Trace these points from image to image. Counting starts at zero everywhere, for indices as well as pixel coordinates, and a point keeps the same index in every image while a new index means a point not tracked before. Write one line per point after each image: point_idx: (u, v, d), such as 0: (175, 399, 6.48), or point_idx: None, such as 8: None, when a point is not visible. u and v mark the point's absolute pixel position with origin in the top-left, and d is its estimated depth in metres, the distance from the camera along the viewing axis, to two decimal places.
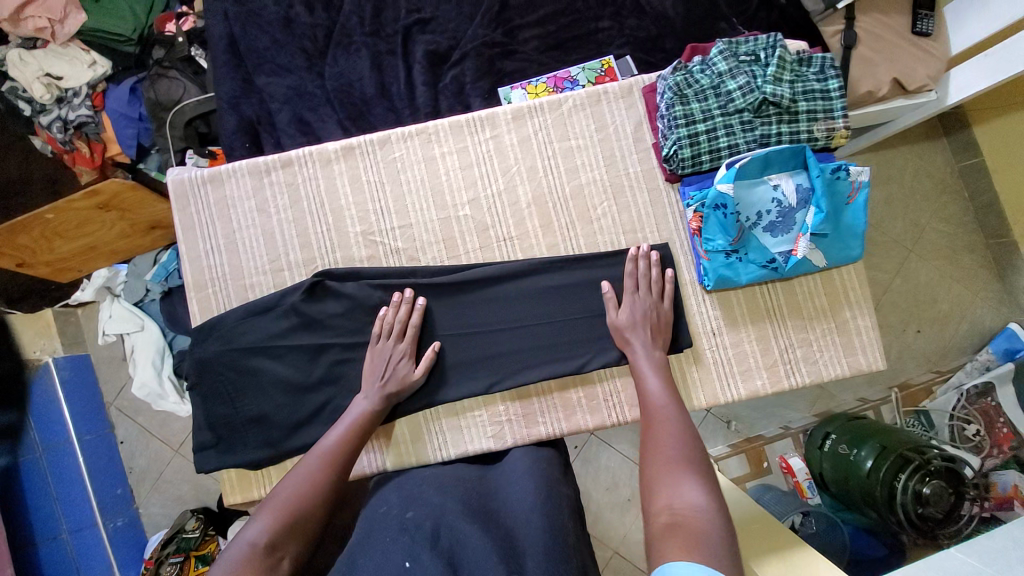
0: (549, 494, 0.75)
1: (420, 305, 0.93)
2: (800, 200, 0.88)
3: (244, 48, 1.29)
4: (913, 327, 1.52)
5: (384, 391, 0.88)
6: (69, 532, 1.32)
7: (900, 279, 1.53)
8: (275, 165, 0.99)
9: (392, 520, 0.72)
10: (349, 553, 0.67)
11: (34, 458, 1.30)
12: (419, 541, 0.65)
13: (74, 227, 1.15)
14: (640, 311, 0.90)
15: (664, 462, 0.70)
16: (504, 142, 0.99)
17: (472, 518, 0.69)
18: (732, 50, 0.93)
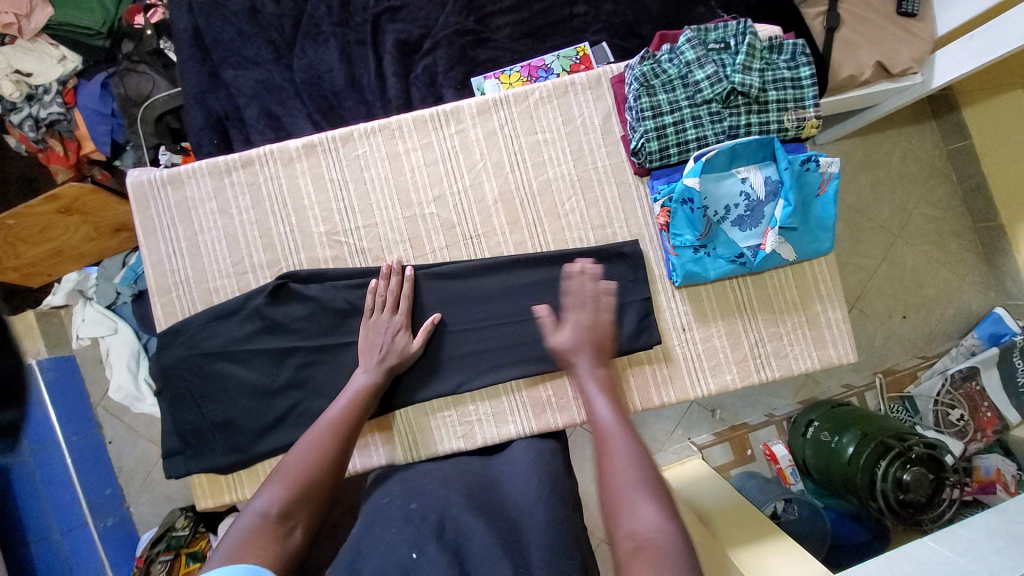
0: (554, 486, 0.77)
1: (409, 276, 0.93)
2: (768, 193, 0.87)
3: (210, 41, 1.25)
4: (899, 313, 1.51)
5: (382, 364, 0.87)
6: (60, 533, 1.33)
7: (887, 265, 1.51)
8: (236, 164, 0.97)
9: (393, 511, 0.73)
10: (352, 544, 0.68)
11: (22, 461, 1.31)
12: (423, 531, 0.66)
13: (37, 233, 1.13)
14: (581, 327, 0.80)
15: (620, 495, 0.61)
16: (469, 137, 0.97)
17: (476, 510, 0.70)
18: (700, 38, 0.91)
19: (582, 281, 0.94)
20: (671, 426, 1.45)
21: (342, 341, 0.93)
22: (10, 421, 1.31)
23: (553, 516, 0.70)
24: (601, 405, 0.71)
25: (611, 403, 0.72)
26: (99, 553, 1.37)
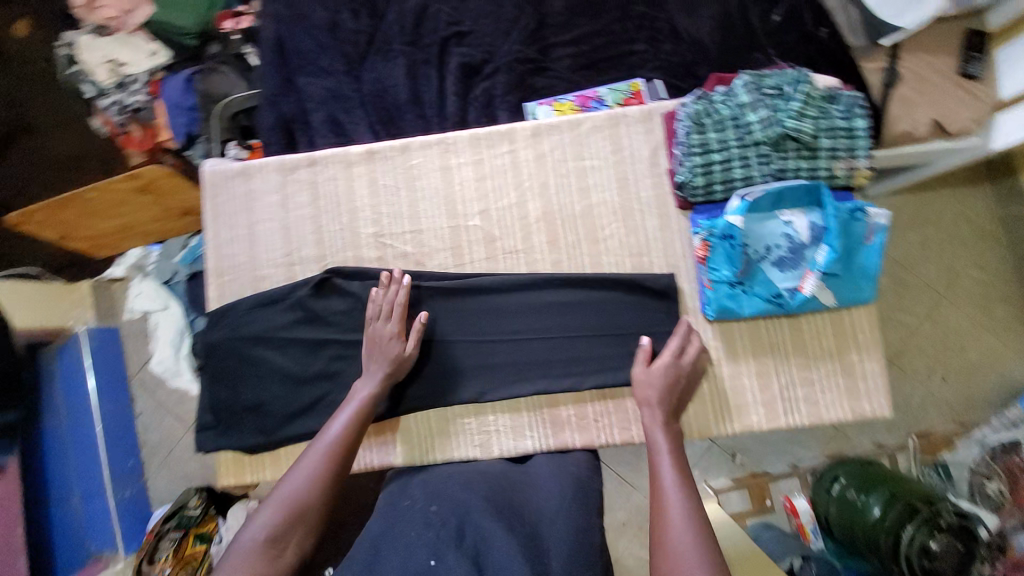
0: (576, 496, 0.82)
1: (405, 283, 0.93)
2: (812, 238, 0.86)
3: (290, 50, 1.35)
4: (938, 374, 1.44)
5: (382, 370, 0.90)
6: (78, 498, 1.44)
7: (930, 323, 1.46)
8: (302, 164, 1.04)
9: (415, 512, 0.77)
10: (371, 542, 0.74)
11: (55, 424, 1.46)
12: (442, 537, 0.70)
13: (111, 207, 1.21)
14: (668, 375, 0.88)
15: (675, 558, 0.69)
16: (519, 156, 1.01)
17: (496, 516, 0.73)
18: (757, 83, 0.93)
19: (612, 305, 0.95)
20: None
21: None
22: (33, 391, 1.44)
23: (576, 531, 0.74)
24: (666, 467, 0.80)
25: (676, 466, 0.80)
26: (112, 525, 1.46)
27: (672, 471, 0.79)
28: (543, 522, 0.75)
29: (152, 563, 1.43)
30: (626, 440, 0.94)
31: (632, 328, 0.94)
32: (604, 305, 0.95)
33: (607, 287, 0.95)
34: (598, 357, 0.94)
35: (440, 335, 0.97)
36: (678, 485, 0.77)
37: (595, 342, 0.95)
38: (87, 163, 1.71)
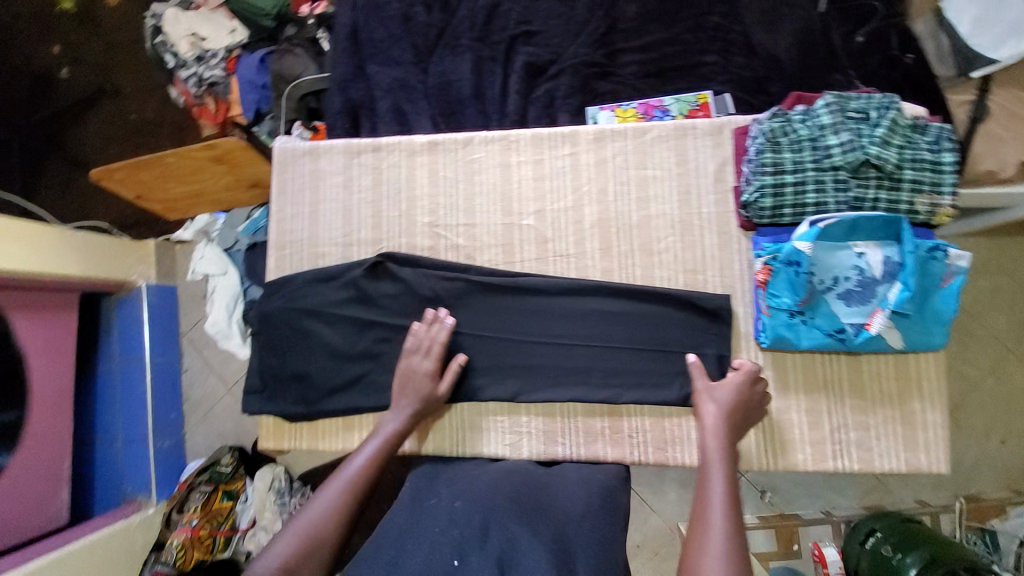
0: (604, 504, 0.82)
1: (448, 324, 0.94)
2: (885, 273, 0.82)
3: (363, 38, 1.40)
4: (997, 436, 1.34)
5: (412, 406, 0.92)
6: (121, 442, 1.61)
7: (993, 379, 1.36)
8: (367, 148, 1.07)
9: (440, 509, 0.77)
10: (397, 536, 0.73)
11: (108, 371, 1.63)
12: (467, 536, 0.70)
13: (187, 174, 1.27)
14: (729, 396, 0.85)
15: None
16: (581, 160, 1.00)
17: (520, 519, 0.73)
18: (839, 105, 0.89)
19: (660, 320, 0.93)
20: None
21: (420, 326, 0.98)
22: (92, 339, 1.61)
23: (603, 536, 0.75)
24: (716, 487, 0.76)
25: (727, 489, 0.76)
26: (149, 468, 1.61)
27: (722, 494, 0.75)
28: (573, 525, 0.75)
29: (181, 512, 1.52)
30: (660, 460, 0.92)
31: (678, 347, 0.92)
32: (651, 320, 0.93)
33: (656, 302, 0.93)
34: (639, 372, 0.92)
35: (481, 331, 0.98)
36: (726, 511, 0.73)
37: (639, 356, 0.93)
38: (163, 129, 1.82)
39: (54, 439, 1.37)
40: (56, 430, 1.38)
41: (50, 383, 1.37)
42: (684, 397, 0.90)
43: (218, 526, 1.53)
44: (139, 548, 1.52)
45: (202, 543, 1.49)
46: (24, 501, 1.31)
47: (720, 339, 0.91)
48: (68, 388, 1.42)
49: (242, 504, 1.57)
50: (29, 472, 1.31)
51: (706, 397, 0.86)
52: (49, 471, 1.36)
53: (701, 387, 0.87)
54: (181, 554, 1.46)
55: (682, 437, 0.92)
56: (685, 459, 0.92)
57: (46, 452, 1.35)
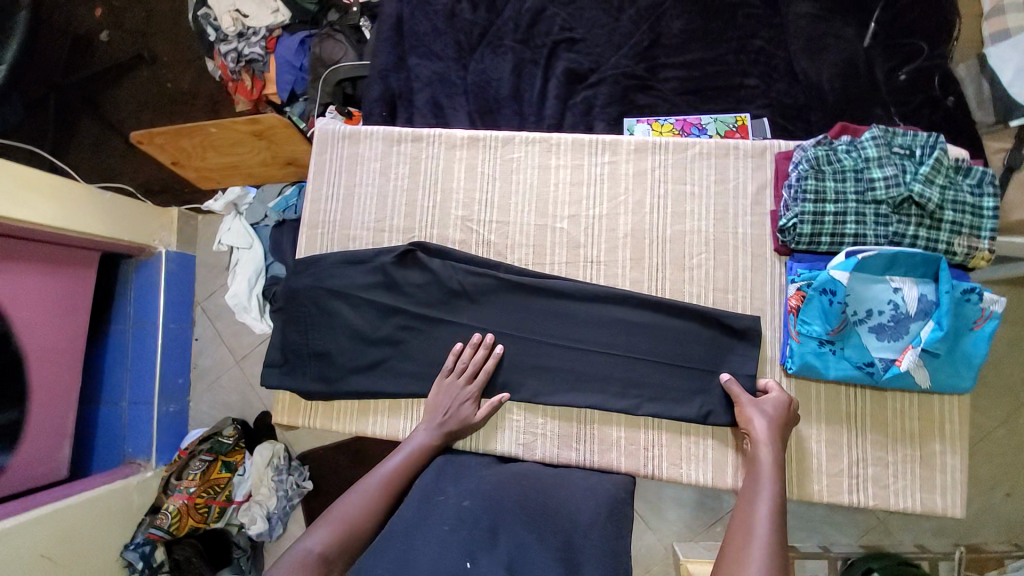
0: (611, 515, 0.81)
1: (497, 353, 0.96)
2: (920, 311, 0.82)
3: (407, 30, 1.41)
4: (1002, 488, 1.30)
5: (445, 426, 0.91)
6: (127, 403, 1.63)
7: (1003, 431, 1.31)
8: (407, 137, 1.07)
9: (447, 507, 0.75)
10: (403, 533, 0.70)
11: (122, 331, 1.66)
12: (477, 537, 0.68)
13: (227, 145, 1.28)
14: (773, 412, 0.84)
15: None
16: (619, 169, 1.00)
17: (528, 524, 0.73)
18: (886, 138, 0.89)
19: (685, 337, 0.93)
20: (707, 519, 1.31)
21: (443, 318, 0.99)
22: (107, 295, 1.67)
23: (609, 544, 0.74)
24: (762, 505, 0.73)
25: (774, 508, 0.73)
26: (151, 432, 1.62)
27: (769, 513, 0.72)
28: (579, 535, 0.74)
29: (180, 478, 1.54)
30: (673, 475, 0.92)
31: (701, 364, 0.92)
32: (677, 336, 0.93)
33: (684, 317, 0.93)
34: (659, 386, 0.92)
35: (504, 329, 0.98)
36: (772, 530, 0.70)
37: (660, 370, 0.93)
38: (199, 101, 1.84)
39: (64, 392, 1.40)
40: (64, 384, 1.41)
41: (66, 337, 1.41)
42: (703, 415, 0.90)
43: (215, 495, 1.51)
44: (136, 509, 1.53)
45: (197, 512, 1.49)
46: (31, 451, 1.33)
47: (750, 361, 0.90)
48: (76, 347, 1.44)
49: (240, 477, 1.56)
50: (37, 424, 1.34)
51: (750, 414, 0.84)
52: (57, 422, 1.39)
53: (740, 401, 0.86)
54: (176, 520, 1.45)
55: (697, 455, 0.92)
56: (698, 478, 0.92)
57: (57, 404, 1.39)
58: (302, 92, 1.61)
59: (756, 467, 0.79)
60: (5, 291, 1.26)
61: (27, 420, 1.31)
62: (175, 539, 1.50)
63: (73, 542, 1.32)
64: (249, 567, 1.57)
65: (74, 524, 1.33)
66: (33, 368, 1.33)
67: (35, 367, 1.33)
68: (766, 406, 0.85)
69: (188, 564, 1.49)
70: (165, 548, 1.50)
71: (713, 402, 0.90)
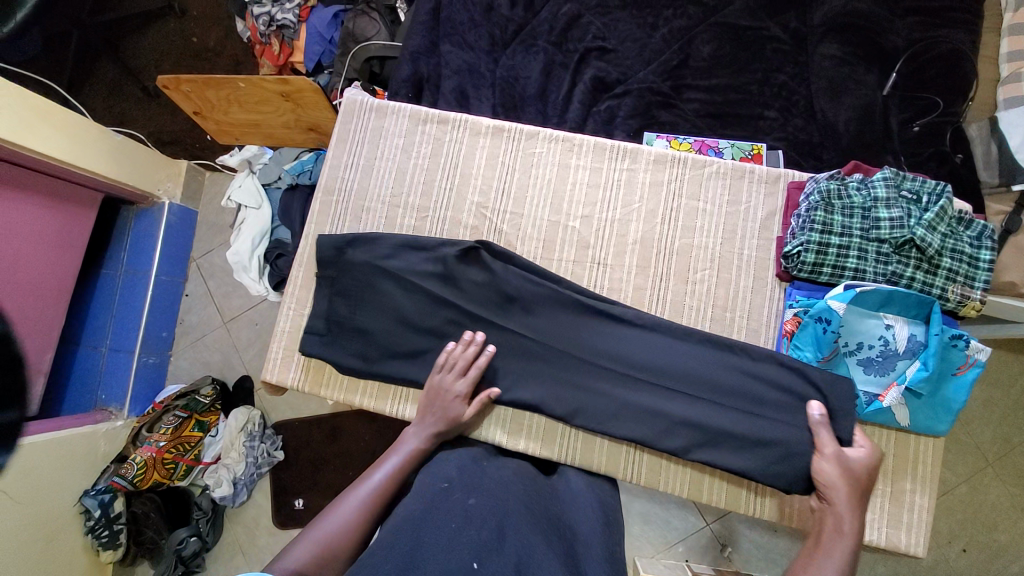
0: (606, 526, 0.79)
1: (488, 350, 0.94)
2: (907, 349, 0.86)
3: (444, 17, 1.44)
4: (959, 544, 1.29)
5: (435, 427, 0.89)
6: (107, 349, 1.62)
7: (965, 487, 1.31)
8: (434, 119, 1.09)
9: (453, 503, 0.71)
10: (411, 526, 0.67)
11: (113, 276, 1.65)
12: (486, 539, 0.64)
13: (252, 103, 1.29)
14: (844, 474, 0.80)
15: None
16: (636, 176, 1.02)
17: (533, 528, 0.70)
18: (896, 181, 0.92)
19: (753, 379, 0.89)
20: (671, 538, 1.32)
21: (494, 320, 0.98)
22: (102, 239, 1.66)
23: (610, 554, 0.73)
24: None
25: None
26: (128, 380, 1.60)
27: None
28: (579, 542, 0.73)
29: (151, 431, 1.51)
30: (648, 483, 0.94)
31: (771, 415, 0.87)
32: (744, 377, 0.89)
33: (750, 360, 0.90)
34: (721, 431, 0.88)
35: (549, 341, 0.96)
36: None
37: None
38: (222, 59, 1.84)
39: (42, 330, 1.37)
40: (48, 317, 1.39)
41: (53, 275, 1.39)
42: (761, 473, 0.86)
43: (183, 453, 1.51)
44: (100, 456, 1.50)
45: (163, 466, 1.47)
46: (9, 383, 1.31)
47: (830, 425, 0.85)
48: (64, 283, 1.43)
49: (212, 438, 1.56)
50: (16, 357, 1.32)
51: (821, 467, 0.82)
52: (31, 359, 1.36)
53: (822, 450, 0.83)
54: (141, 472, 1.44)
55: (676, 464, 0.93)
56: (672, 486, 0.93)
57: (34, 340, 1.36)
58: (328, 63, 1.63)
59: (829, 533, 0.77)
60: (6, 218, 1.26)
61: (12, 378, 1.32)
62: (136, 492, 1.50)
63: (35, 482, 1.30)
64: (208, 530, 1.53)
65: (38, 467, 1.31)
66: (23, 297, 1.31)
67: (16, 299, 1.30)
68: (848, 464, 0.81)
69: (146, 519, 1.50)
70: (124, 500, 1.49)
71: (768, 458, 0.86)
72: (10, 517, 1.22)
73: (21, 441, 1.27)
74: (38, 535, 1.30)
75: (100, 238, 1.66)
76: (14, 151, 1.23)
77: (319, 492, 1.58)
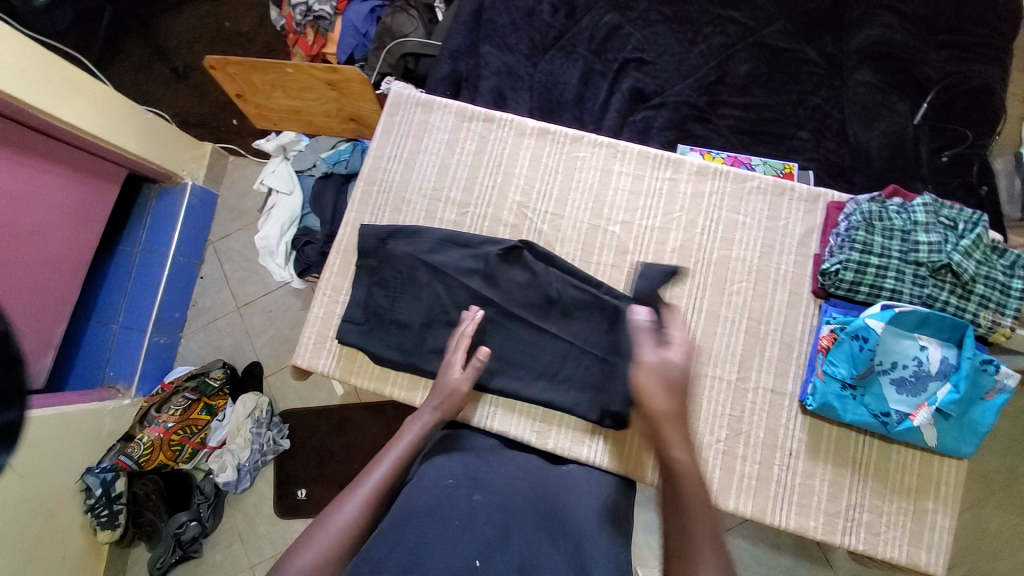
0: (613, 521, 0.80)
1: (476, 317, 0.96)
2: (939, 371, 0.87)
3: (486, 19, 1.46)
4: (960, 570, 1.30)
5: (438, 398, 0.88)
6: (118, 327, 1.61)
7: (968, 515, 1.33)
8: (479, 117, 1.11)
9: (458, 497, 0.70)
10: (416, 517, 0.65)
11: (129, 254, 1.65)
12: (490, 536, 0.63)
13: (295, 89, 1.30)
14: (665, 378, 0.69)
15: None
16: (678, 186, 1.04)
17: (538, 529, 0.70)
18: (934, 208, 0.95)
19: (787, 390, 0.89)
20: None
21: (533, 321, 0.99)
22: (122, 218, 1.66)
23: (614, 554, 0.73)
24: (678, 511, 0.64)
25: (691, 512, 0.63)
26: (137, 359, 1.59)
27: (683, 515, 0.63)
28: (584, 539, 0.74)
29: (160, 411, 1.52)
30: None
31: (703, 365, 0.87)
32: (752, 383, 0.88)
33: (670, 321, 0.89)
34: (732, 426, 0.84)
35: (595, 349, 0.97)
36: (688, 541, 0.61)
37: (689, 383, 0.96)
38: (254, 45, 1.85)
39: (54, 303, 1.37)
40: (62, 290, 1.39)
41: (68, 249, 1.38)
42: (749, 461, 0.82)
43: (189, 436, 1.51)
44: (106, 436, 1.49)
45: (170, 448, 1.48)
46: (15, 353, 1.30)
47: (655, 329, 0.74)
48: (78, 259, 1.42)
49: (219, 423, 1.55)
50: (27, 328, 1.31)
51: (640, 376, 0.70)
52: (43, 331, 1.35)
53: (640, 357, 0.71)
54: (147, 452, 1.46)
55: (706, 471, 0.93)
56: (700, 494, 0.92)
57: (46, 313, 1.35)
58: (360, 58, 1.64)
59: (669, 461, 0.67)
60: (29, 189, 1.26)
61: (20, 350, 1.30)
62: (139, 473, 1.50)
63: (42, 457, 1.30)
64: (209, 515, 1.53)
65: (44, 440, 1.31)
66: (37, 269, 1.31)
67: (32, 273, 1.29)
68: (665, 369, 0.70)
69: (146, 500, 1.50)
70: (126, 480, 1.48)
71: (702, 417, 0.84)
72: (15, 488, 1.21)
73: (29, 412, 1.28)
74: (43, 509, 1.29)
75: (121, 216, 1.66)
76: (46, 121, 1.24)
77: (323, 483, 1.57)
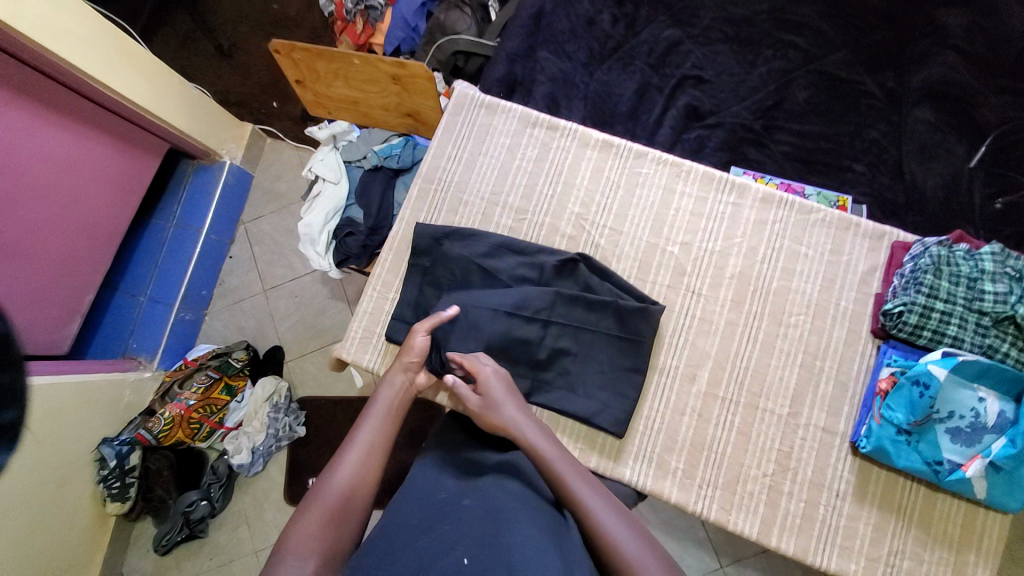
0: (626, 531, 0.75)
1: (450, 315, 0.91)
2: (995, 424, 0.85)
3: (546, 24, 1.45)
4: None
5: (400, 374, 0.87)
6: (145, 300, 1.61)
7: None
8: (544, 124, 1.11)
9: (449, 507, 0.69)
10: (404, 533, 0.65)
11: (163, 227, 1.65)
12: (478, 536, 0.61)
13: (355, 79, 1.30)
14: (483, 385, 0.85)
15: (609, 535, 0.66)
16: (742, 212, 1.03)
17: (534, 522, 0.66)
18: (1002, 257, 0.93)
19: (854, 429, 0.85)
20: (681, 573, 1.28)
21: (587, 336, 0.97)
22: (158, 190, 1.66)
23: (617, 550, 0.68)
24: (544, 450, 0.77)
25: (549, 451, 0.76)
26: (162, 333, 1.59)
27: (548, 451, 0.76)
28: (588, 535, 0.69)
29: (182, 388, 1.51)
30: (717, 519, 0.92)
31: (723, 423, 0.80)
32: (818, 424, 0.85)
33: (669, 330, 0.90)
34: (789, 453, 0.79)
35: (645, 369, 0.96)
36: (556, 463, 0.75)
37: (737, 412, 0.95)
38: (302, 29, 1.84)
39: (85, 271, 1.36)
40: (94, 258, 1.38)
41: (104, 217, 1.37)
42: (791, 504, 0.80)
43: (209, 415, 1.51)
44: (125, 407, 1.49)
45: (188, 426, 1.48)
46: (42, 317, 1.29)
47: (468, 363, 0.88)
48: (112, 228, 1.41)
49: (237, 404, 1.55)
50: (56, 292, 1.30)
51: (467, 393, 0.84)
52: (72, 297, 1.35)
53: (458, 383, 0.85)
54: (167, 428, 1.46)
55: (748, 504, 0.92)
56: (742, 527, 0.91)
57: (76, 280, 1.35)
58: (406, 50, 1.64)
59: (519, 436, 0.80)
60: (72, 155, 1.25)
61: (49, 313, 1.29)
62: (153, 447, 1.49)
63: (60, 425, 1.29)
64: (218, 495, 1.52)
65: (63, 407, 1.30)
66: (71, 235, 1.30)
67: (66, 238, 1.29)
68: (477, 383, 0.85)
69: (158, 475, 1.49)
70: (140, 453, 1.47)
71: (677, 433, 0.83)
72: (31, 453, 1.21)
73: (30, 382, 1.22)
74: (54, 476, 1.28)
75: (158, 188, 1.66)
76: (98, 90, 1.24)
77: None
